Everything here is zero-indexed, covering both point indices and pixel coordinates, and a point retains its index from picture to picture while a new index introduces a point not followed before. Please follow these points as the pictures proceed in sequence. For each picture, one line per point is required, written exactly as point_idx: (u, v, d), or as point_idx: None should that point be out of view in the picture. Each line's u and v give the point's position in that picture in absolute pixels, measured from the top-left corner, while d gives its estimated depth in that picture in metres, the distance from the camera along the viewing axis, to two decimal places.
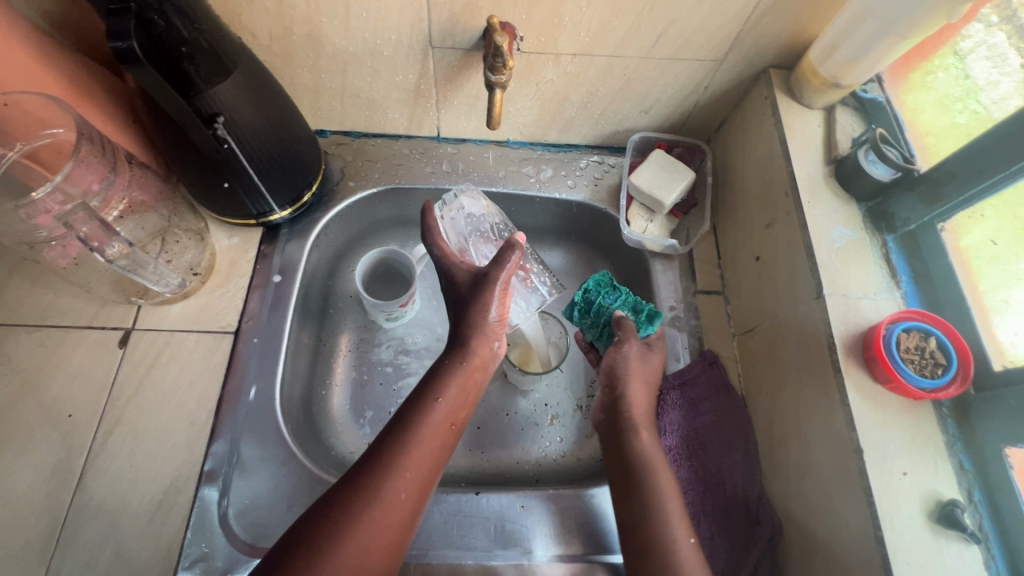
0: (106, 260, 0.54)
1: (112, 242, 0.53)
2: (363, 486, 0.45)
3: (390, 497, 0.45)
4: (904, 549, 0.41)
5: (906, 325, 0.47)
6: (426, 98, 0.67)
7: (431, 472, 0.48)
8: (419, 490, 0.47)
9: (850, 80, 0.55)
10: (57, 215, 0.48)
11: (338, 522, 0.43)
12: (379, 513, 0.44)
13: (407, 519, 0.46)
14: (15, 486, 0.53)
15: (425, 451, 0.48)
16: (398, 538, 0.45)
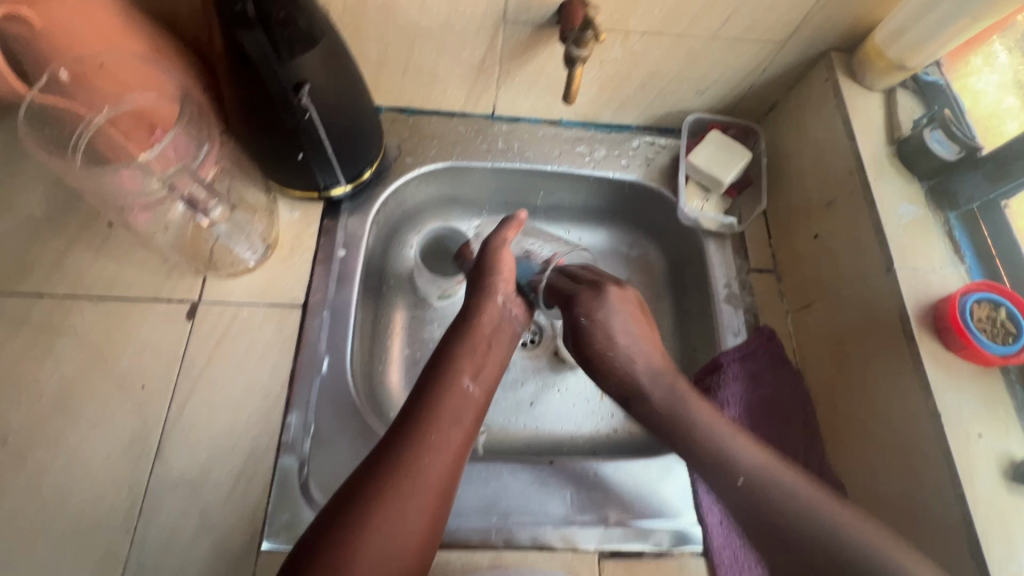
0: (208, 222, 0.60)
1: (214, 206, 0.60)
2: (391, 457, 0.46)
3: (416, 464, 0.46)
4: (982, 505, 0.44)
5: (979, 296, 0.49)
6: (488, 75, 0.67)
7: (457, 437, 0.49)
8: (447, 458, 0.48)
9: (915, 63, 0.57)
10: (164, 177, 0.50)
11: (371, 492, 0.44)
12: (408, 481, 0.45)
13: (439, 485, 0.47)
14: (94, 456, 0.53)
15: (445, 419, 0.49)
16: (432, 506, 0.46)
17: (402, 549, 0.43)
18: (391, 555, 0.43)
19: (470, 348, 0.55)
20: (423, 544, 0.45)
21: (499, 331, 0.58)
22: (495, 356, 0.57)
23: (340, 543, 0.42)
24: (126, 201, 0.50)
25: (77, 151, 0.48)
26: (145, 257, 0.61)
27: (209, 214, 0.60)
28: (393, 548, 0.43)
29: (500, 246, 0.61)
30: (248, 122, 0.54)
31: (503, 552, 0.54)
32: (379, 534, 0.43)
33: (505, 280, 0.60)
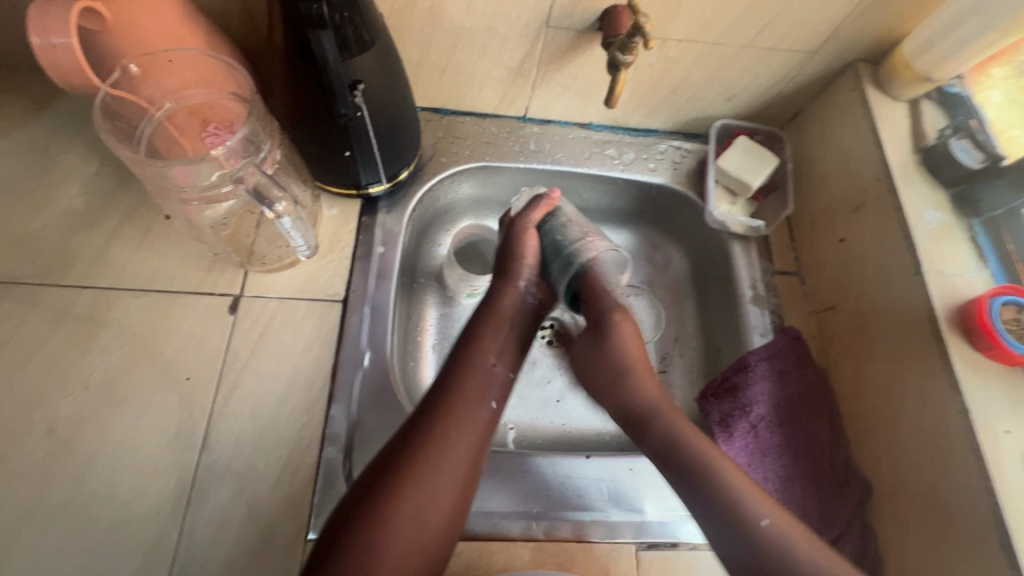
0: (276, 217, 0.54)
1: (280, 198, 0.53)
2: (420, 433, 0.49)
3: (445, 440, 0.48)
4: (1012, 497, 0.46)
5: (1005, 299, 0.51)
6: (525, 77, 0.69)
7: (483, 415, 0.51)
8: (474, 434, 0.50)
9: (941, 75, 0.60)
10: (229, 174, 0.48)
11: (402, 465, 0.47)
12: (437, 456, 0.48)
13: (467, 460, 0.49)
14: (142, 445, 0.54)
15: (470, 397, 0.52)
16: (460, 479, 0.48)
17: (432, 518, 0.46)
18: (423, 523, 0.45)
19: (490, 329, 0.56)
20: (452, 517, 0.47)
21: (520, 315, 0.59)
22: (518, 337, 0.58)
23: (374, 512, 0.45)
24: (183, 193, 0.48)
25: (139, 142, 0.49)
26: (187, 251, 0.62)
27: (276, 207, 0.53)
28: (424, 517, 0.46)
29: (527, 229, 0.62)
30: (300, 120, 0.55)
31: (544, 544, 0.55)
32: (410, 504, 0.45)
33: (528, 265, 0.61)
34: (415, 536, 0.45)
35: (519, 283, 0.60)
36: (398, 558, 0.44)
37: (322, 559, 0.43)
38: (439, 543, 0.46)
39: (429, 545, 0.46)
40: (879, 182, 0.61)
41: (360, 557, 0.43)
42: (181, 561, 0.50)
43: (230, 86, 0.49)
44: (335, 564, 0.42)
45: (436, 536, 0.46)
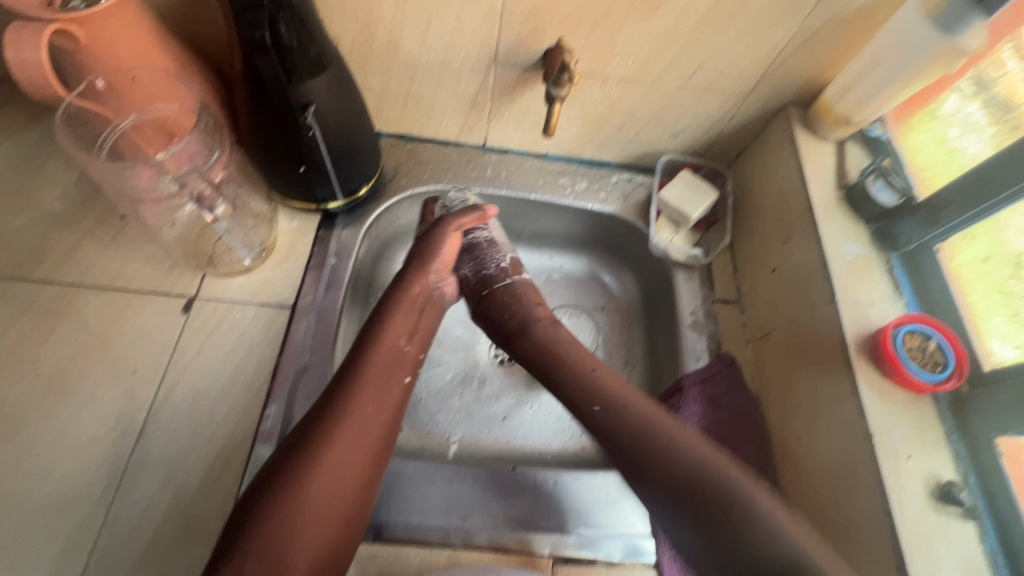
0: (213, 220, 0.64)
1: (218, 204, 0.63)
2: (334, 411, 0.53)
3: (358, 416, 0.53)
4: (909, 520, 0.47)
5: (910, 327, 0.54)
6: (480, 108, 0.74)
7: (395, 393, 0.57)
8: (385, 413, 0.55)
9: (860, 119, 0.64)
10: (175, 175, 0.53)
11: (317, 441, 0.51)
12: (349, 431, 0.52)
13: (377, 431, 0.54)
14: (81, 432, 0.56)
15: (384, 375, 0.57)
16: (372, 451, 0.53)
17: (346, 488, 0.51)
18: (337, 494, 0.50)
19: (401, 313, 0.62)
20: (364, 486, 0.52)
21: (431, 304, 0.66)
22: (428, 322, 0.65)
23: (291, 485, 0.49)
24: (139, 195, 0.54)
25: (101, 148, 0.54)
26: (150, 253, 0.66)
27: (215, 211, 0.63)
28: (338, 487, 0.50)
29: (450, 232, 0.67)
30: (257, 137, 0.60)
31: (459, 551, 0.56)
32: (327, 476, 0.50)
33: (442, 264, 0.67)
34: (331, 506, 0.50)
35: (433, 279, 0.66)
36: (315, 528, 0.48)
37: (236, 537, 0.46)
38: (354, 510, 0.51)
39: (344, 514, 0.50)
40: (804, 215, 0.64)
41: (276, 530, 0.47)
42: (102, 546, 0.52)
43: (186, 99, 0.55)
44: (250, 540, 0.46)
45: (349, 506, 0.51)
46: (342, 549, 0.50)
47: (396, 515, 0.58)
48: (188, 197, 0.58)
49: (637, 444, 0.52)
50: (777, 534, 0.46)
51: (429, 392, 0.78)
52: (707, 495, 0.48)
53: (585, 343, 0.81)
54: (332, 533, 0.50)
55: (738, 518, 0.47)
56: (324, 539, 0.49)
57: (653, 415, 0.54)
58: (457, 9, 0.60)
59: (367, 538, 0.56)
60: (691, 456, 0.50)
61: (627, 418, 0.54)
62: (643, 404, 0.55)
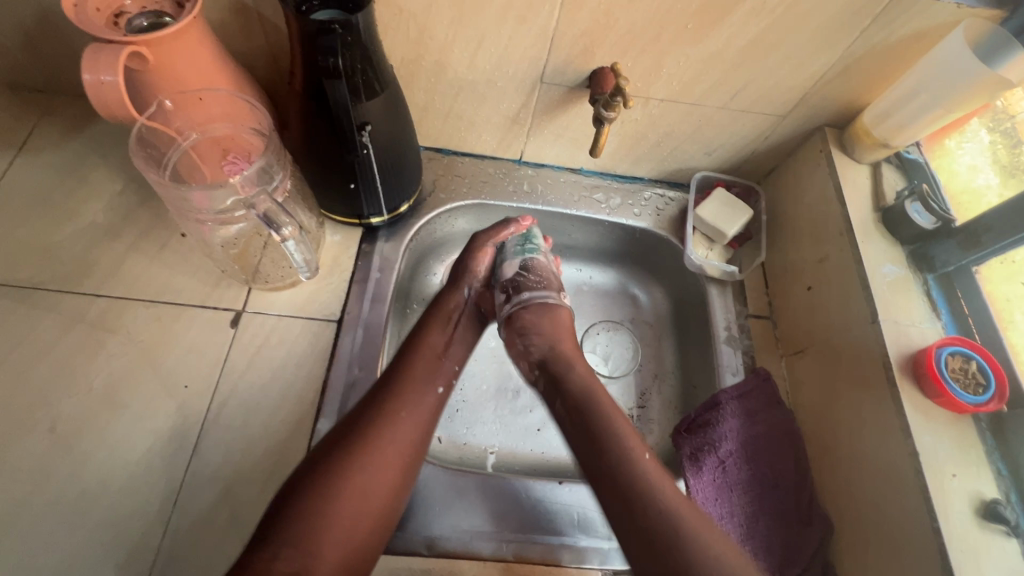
0: (279, 240, 0.59)
1: (285, 225, 0.58)
2: (374, 411, 0.55)
3: (396, 416, 0.55)
4: (957, 537, 0.49)
5: (952, 349, 0.56)
6: (520, 125, 0.75)
7: (430, 400, 0.58)
8: (421, 417, 0.57)
9: (897, 142, 0.66)
10: (245, 198, 0.54)
11: (356, 437, 0.52)
12: (388, 430, 0.54)
13: (412, 436, 0.55)
14: (135, 446, 0.57)
15: (420, 382, 0.59)
16: (407, 452, 0.54)
17: (379, 488, 0.52)
18: (370, 491, 0.51)
19: (438, 324, 0.65)
20: (396, 487, 0.53)
21: (466, 315, 0.68)
22: (463, 335, 0.67)
23: (327, 477, 0.50)
24: (202, 217, 0.54)
25: (164, 167, 0.54)
26: (196, 267, 0.67)
27: (283, 232, 0.58)
28: (371, 488, 0.51)
29: (482, 247, 0.71)
30: (309, 153, 0.60)
31: (513, 565, 0.58)
32: (362, 473, 0.51)
33: (472, 276, 0.70)
34: (364, 502, 0.50)
35: (464, 290, 0.70)
36: (346, 523, 0.49)
37: (274, 525, 0.47)
38: (384, 510, 0.52)
39: (374, 514, 0.51)
40: (842, 236, 0.66)
41: (309, 520, 0.48)
42: (162, 561, 0.52)
43: (248, 119, 0.56)
44: (286, 529, 0.47)
45: (379, 506, 0.51)
46: (369, 549, 0.50)
47: (448, 529, 0.59)
48: (256, 217, 0.56)
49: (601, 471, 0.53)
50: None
51: (465, 403, 0.78)
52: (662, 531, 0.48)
53: (619, 357, 0.82)
54: (363, 536, 0.50)
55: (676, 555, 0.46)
56: (353, 536, 0.49)
57: (632, 450, 0.53)
58: (509, 31, 0.61)
59: (422, 552, 0.57)
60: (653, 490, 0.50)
61: (602, 451, 0.54)
62: (628, 437, 0.55)
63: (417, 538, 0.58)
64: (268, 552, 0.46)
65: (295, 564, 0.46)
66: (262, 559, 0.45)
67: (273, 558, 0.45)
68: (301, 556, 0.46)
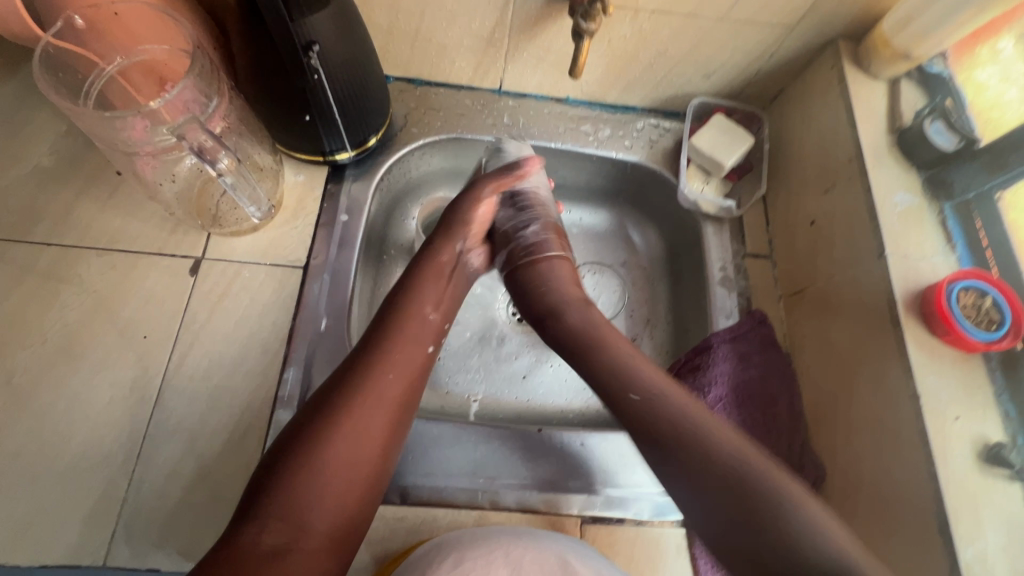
0: (216, 174, 0.54)
1: (221, 156, 0.53)
2: (354, 375, 0.49)
3: (380, 381, 0.49)
4: (955, 482, 0.46)
5: (965, 283, 0.51)
6: (496, 48, 0.68)
7: (417, 359, 0.52)
8: (409, 376, 0.51)
9: (919, 53, 0.58)
10: (172, 128, 0.48)
11: (337, 404, 0.47)
12: (370, 394, 0.48)
13: (398, 398, 0.49)
14: (96, 399, 0.55)
15: (404, 343, 0.52)
16: (392, 415, 0.49)
17: (366, 455, 0.46)
18: (355, 460, 0.46)
19: (431, 281, 0.58)
20: (385, 453, 0.48)
21: (459, 270, 0.61)
22: (456, 290, 0.60)
23: (307, 449, 0.44)
24: (130, 148, 0.50)
25: (88, 95, 0.50)
26: (151, 212, 0.62)
27: (219, 164, 0.54)
28: (357, 453, 0.46)
29: (482, 196, 0.64)
30: (255, 80, 0.54)
31: (487, 513, 0.56)
32: (345, 443, 0.46)
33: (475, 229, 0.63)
34: (350, 472, 0.45)
35: (459, 246, 0.62)
36: (333, 491, 0.44)
37: (255, 500, 0.43)
38: (375, 475, 0.47)
39: (361, 481, 0.46)
40: (851, 163, 0.60)
41: (291, 494, 0.43)
42: (128, 513, 0.51)
43: (178, 41, 0.49)
44: (267, 500, 0.43)
45: (369, 472, 0.46)
46: (361, 516, 0.46)
47: (422, 477, 0.57)
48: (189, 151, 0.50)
49: (649, 437, 0.48)
50: (808, 534, 0.40)
51: (447, 351, 0.75)
52: (745, 497, 0.43)
53: (608, 301, 0.77)
54: (352, 503, 0.45)
55: (778, 518, 0.41)
56: (342, 505, 0.45)
57: (682, 410, 0.48)
58: None
59: (394, 501, 0.56)
60: (716, 454, 0.45)
61: (643, 413, 0.49)
62: (663, 383, 0.51)
63: (391, 487, 0.56)
64: (253, 527, 0.41)
65: (283, 538, 0.42)
66: (247, 535, 0.41)
67: (259, 533, 0.41)
68: (288, 530, 0.42)
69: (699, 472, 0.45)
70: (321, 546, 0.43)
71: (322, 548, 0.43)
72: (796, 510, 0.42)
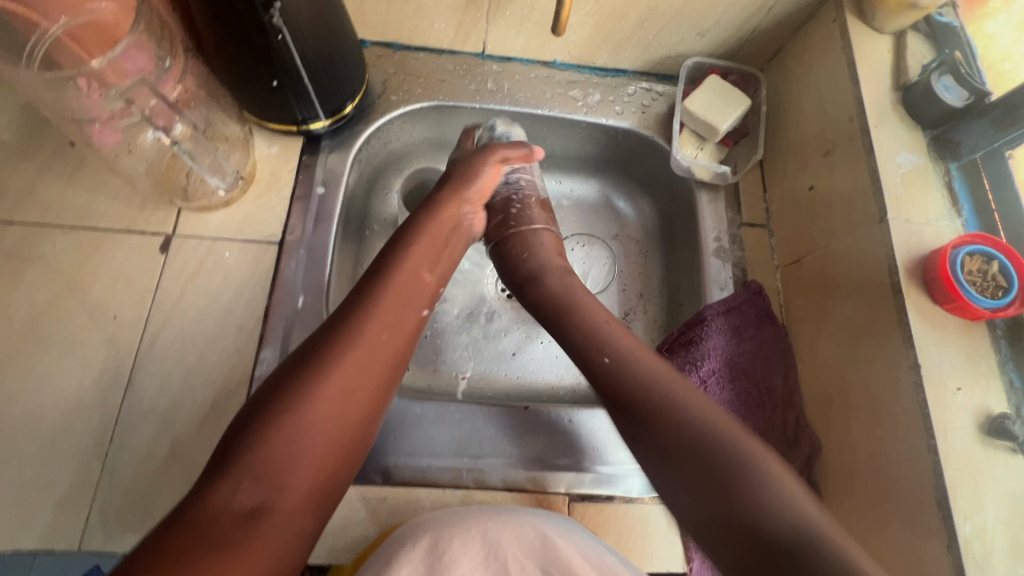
0: (171, 141, 0.56)
1: (176, 123, 0.55)
2: (345, 331, 0.45)
3: (372, 338, 0.46)
4: (955, 456, 0.44)
5: (971, 248, 0.48)
6: (477, 6, 0.64)
7: (407, 320, 0.49)
8: (400, 336, 0.48)
9: (927, 2, 0.54)
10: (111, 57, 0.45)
11: (326, 359, 0.43)
12: (359, 351, 0.45)
13: (389, 359, 0.46)
14: (66, 382, 0.53)
15: (396, 300, 0.49)
16: (382, 374, 0.46)
17: (351, 416, 0.43)
18: (341, 420, 0.42)
19: (414, 248, 0.55)
20: (370, 416, 0.45)
21: (460, 233, 0.59)
22: (451, 253, 0.57)
23: (291, 404, 0.41)
24: (82, 114, 0.49)
25: (32, 58, 0.45)
26: (118, 187, 0.60)
27: (172, 131, 0.55)
28: (343, 413, 0.43)
29: (490, 160, 0.62)
30: (216, 43, 0.51)
31: (473, 492, 0.55)
32: (332, 400, 0.42)
33: (477, 193, 0.61)
34: (334, 431, 0.42)
35: (465, 208, 0.60)
36: (316, 451, 0.41)
37: (230, 454, 0.39)
38: (358, 438, 0.44)
39: (345, 443, 0.43)
40: (852, 124, 0.56)
41: (271, 450, 0.39)
42: (102, 497, 0.50)
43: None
44: (244, 455, 0.39)
45: (352, 435, 0.43)
46: (341, 482, 0.43)
47: (404, 457, 0.56)
48: (141, 117, 0.53)
49: (629, 401, 0.46)
50: (779, 509, 0.37)
51: (433, 329, 0.73)
52: (708, 462, 0.41)
53: (599, 275, 0.75)
54: (334, 466, 0.42)
55: (748, 484, 0.39)
56: (324, 466, 0.41)
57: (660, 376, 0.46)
58: None
59: (377, 482, 0.54)
60: (692, 421, 0.43)
61: (627, 388, 0.46)
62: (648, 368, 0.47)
63: (373, 468, 0.55)
64: (227, 484, 0.38)
65: (260, 496, 0.38)
66: (219, 492, 0.37)
67: (233, 490, 0.38)
68: (266, 487, 0.38)
69: (673, 440, 0.42)
70: (301, 508, 0.40)
71: (300, 509, 0.40)
72: (768, 485, 0.39)
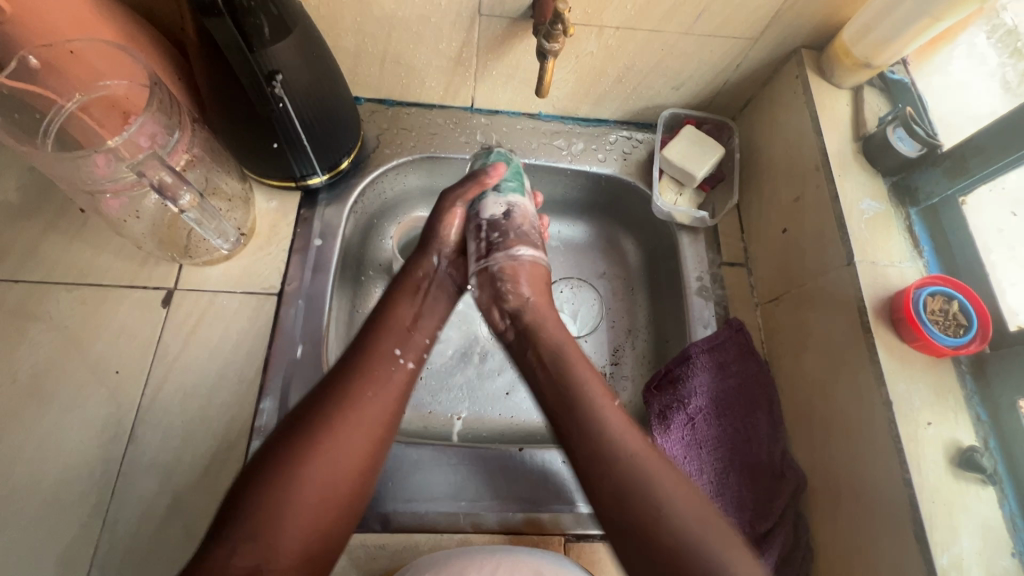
0: (178, 210, 0.56)
1: (184, 191, 0.55)
2: (332, 392, 0.47)
3: (360, 400, 0.47)
4: (929, 488, 0.46)
5: (932, 289, 0.51)
6: (465, 66, 0.68)
7: (397, 377, 0.51)
8: (391, 395, 0.49)
9: (880, 61, 0.59)
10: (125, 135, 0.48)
11: (317, 421, 0.45)
12: (354, 412, 0.47)
13: (383, 416, 0.48)
14: (67, 438, 0.54)
15: (383, 357, 0.51)
16: (375, 434, 0.47)
17: (338, 479, 0.45)
18: (331, 483, 0.44)
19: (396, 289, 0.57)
20: (365, 473, 0.46)
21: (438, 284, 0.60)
22: (433, 308, 0.58)
23: (284, 468, 0.43)
24: (94, 186, 0.51)
25: (47, 136, 0.52)
26: (122, 244, 0.62)
27: (180, 201, 0.55)
28: (336, 473, 0.44)
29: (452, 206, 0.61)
30: (220, 112, 0.54)
31: (470, 535, 0.56)
32: (322, 463, 0.44)
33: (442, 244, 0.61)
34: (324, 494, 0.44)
35: (433, 259, 0.61)
36: (307, 511, 0.43)
37: (227, 520, 0.41)
38: (351, 497, 0.45)
39: (341, 501, 0.45)
40: (817, 172, 0.60)
41: (267, 513, 0.41)
42: (103, 553, 0.50)
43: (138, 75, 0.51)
44: (240, 521, 0.41)
45: (348, 493, 0.45)
46: (336, 539, 0.45)
47: (403, 503, 0.57)
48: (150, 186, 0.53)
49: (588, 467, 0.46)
50: None
51: (429, 370, 0.75)
52: (663, 529, 0.42)
53: (588, 314, 0.77)
54: (328, 525, 0.44)
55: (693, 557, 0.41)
56: (318, 525, 0.43)
57: (632, 449, 0.46)
58: None
59: (375, 529, 0.55)
60: (659, 505, 0.43)
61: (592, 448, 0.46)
62: (621, 432, 0.47)
63: (371, 515, 0.56)
64: (223, 547, 0.40)
65: (254, 559, 0.40)
66: (219, 555, 0.40)
67: (230, 553, 0.40)
68: (261, 549, 0.41)
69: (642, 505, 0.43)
70: (296, 568, 0.42)
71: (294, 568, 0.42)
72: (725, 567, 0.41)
